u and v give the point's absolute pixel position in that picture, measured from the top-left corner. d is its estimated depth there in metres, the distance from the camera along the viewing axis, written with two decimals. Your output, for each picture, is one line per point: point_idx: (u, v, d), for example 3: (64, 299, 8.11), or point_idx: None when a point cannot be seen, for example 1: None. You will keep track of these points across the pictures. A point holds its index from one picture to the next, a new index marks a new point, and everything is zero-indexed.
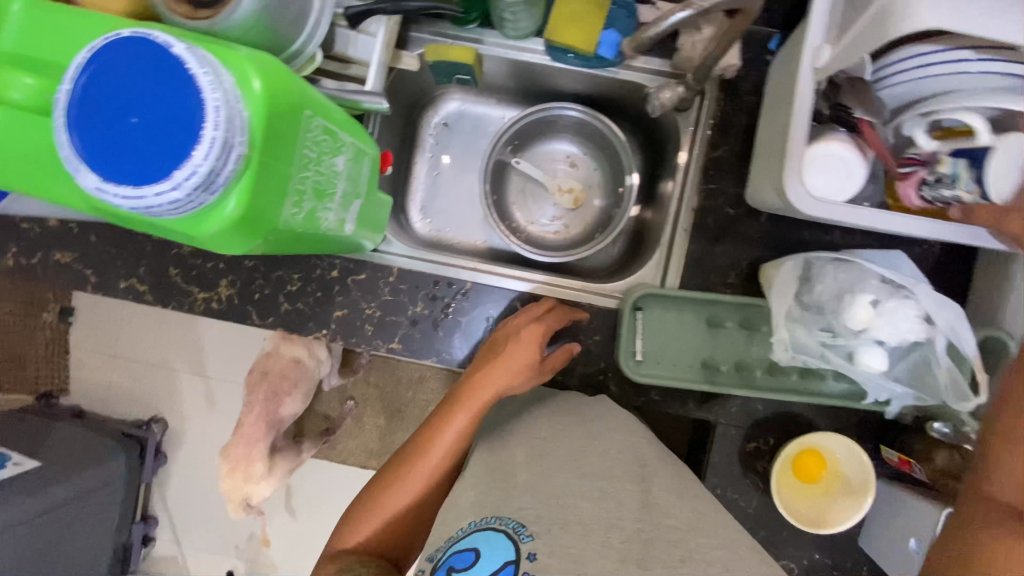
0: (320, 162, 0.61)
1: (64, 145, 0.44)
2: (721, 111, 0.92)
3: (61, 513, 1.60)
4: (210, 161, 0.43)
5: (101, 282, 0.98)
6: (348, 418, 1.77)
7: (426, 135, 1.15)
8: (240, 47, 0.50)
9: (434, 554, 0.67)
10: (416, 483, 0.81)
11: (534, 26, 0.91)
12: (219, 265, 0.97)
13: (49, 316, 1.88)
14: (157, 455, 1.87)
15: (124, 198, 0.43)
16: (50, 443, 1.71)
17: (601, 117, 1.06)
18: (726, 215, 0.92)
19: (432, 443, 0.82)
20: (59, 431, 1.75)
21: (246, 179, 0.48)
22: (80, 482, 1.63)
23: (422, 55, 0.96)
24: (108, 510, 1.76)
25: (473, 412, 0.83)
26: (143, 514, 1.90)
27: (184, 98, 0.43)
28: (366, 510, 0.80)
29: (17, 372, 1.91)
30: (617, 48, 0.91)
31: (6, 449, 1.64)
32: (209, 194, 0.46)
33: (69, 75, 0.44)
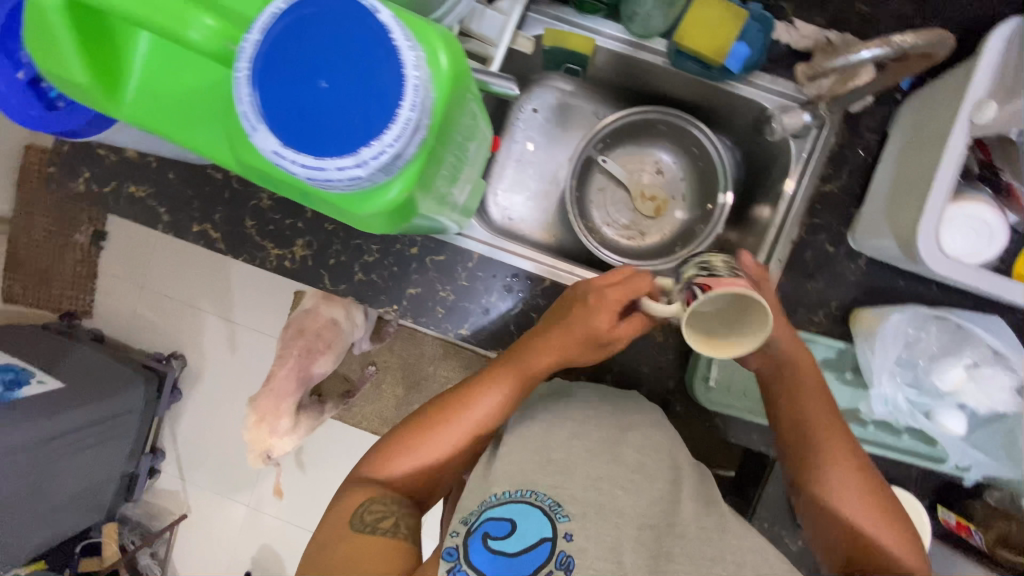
0: (460, 146, 0.58)
1: (244, 99, 0.40)
2: (838, 146, 0.88)
3: (70, 439, 1.52)
4: (401, 144, 0.40)
5: (172, 221, 0.95)
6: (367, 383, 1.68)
7: (516, 118, 1.11)
8: (426, 19, 0.46)
9: (468, 518, 0.68)
10: (453, 434, 0.78)
11: (664, 26, 0.86)
12: (298, 224, 0.94)
13: (81, 238, 1.74)
14: (174, 391, 1.80)
15: (304, 167, 0.40)
16: (70, 361, 1.62)
17: (703, 128, 1.01)
18: (825, 252, 0.90)
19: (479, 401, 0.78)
20: (78, 354, 1.65)
21: (418, 163, 0.45)
22: (94, 409, 1.54)
23: (538, 38, 0.91)
24: (120, 440, 1.70)
25: (523, 375, 0.78)
26: (152, 446, 1.84)
27: (382, 71, 0.40)
28: (397, 448, 0.78)
29: (39, 288, 1.79)
30: (744, 63, 0.87)
31: (25, 363, 1.54)
32: (384, 176, 0.43)
33: (259, 22, 0.40)
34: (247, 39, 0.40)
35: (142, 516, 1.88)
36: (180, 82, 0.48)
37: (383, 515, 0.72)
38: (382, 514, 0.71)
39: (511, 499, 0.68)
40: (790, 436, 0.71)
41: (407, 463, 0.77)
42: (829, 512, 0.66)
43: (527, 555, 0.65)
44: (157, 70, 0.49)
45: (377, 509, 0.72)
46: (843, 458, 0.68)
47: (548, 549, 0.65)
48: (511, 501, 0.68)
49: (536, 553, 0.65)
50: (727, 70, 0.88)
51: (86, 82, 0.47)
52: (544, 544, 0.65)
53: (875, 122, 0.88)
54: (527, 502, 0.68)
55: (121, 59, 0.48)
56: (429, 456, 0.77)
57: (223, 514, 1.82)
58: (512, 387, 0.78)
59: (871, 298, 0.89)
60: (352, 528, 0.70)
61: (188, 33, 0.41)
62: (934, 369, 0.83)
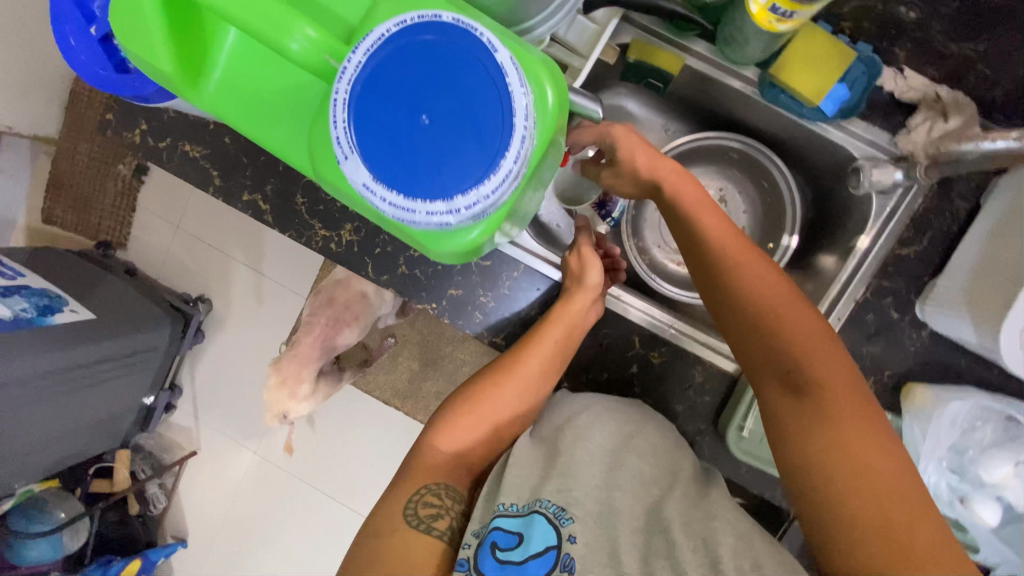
0: (541, 175, 0.56)
1: (339, 124, 0.38)
2: (924, 209, 0.83)
3: (91, 370, 1.44)
4: (497, 196, 0.38)
5: (223, 186, 0.93)
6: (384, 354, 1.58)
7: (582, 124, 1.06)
8: (537, 51, 0.43)
9: (479, 531, 0.70)
10: (491, 405, 0.85)
11: (761, 56, 0.80)
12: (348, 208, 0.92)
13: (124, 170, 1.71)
14: (197, 333, 1.77)
15: (392, 206, 0.38)
16: (98, 291, 1.55)
17: (779, 165, 0.95)
18: (889, 317, 0.85)
19: (510, 371, 0.85)
20: (110, 283, 1.60)
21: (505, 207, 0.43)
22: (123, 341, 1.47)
23: (624, 48, 0.86)
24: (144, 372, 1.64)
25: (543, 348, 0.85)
26: (171, 383, 1.82)
27: (490, 114, 0.37)
28: (442, 425, 0.83)
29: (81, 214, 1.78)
30: (838, 107, 0.81)
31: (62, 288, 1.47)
32: (473, 221, 0.41)
33: (365, 43, 0.37)
34: (351, 60, 0.37)
35: (153, 448, 1.88)
36: (266, 81, 0.46)
37: (437, 512, 0.75)
38: (435, 508, 0.75)
39: (519, 511, 0.71)
40: (782, 401, 0.64)
41: (452, 441, 0.82)
42: (813, 472, 0.60)
43: (533, 562, 0.67)
44: (244, 65, 0.46)
45: (432, 501, 0.76)
46: (847, 393, 0.61)
47: (553, 555, 0.68)
48: (519, 513, 0.71)
49: (542, 561, 0.67)
50: (819, 111, 0.82)
51: (170, 70, 0.44)
52: (549, 551, 0.68)
53: (969, 189, 0.82)
54: (532, 510, 0.71)
55: (206, 49, 0.45)
56: (471, 428, 0.83)
57: (234, 458, 1.83)
58: (537, 356, 0.85)
59: (928, 372, 0.85)
60: (406, 521, 0.72)
61: (287, 43, 0.37)
62: (984, 460, 0.81)
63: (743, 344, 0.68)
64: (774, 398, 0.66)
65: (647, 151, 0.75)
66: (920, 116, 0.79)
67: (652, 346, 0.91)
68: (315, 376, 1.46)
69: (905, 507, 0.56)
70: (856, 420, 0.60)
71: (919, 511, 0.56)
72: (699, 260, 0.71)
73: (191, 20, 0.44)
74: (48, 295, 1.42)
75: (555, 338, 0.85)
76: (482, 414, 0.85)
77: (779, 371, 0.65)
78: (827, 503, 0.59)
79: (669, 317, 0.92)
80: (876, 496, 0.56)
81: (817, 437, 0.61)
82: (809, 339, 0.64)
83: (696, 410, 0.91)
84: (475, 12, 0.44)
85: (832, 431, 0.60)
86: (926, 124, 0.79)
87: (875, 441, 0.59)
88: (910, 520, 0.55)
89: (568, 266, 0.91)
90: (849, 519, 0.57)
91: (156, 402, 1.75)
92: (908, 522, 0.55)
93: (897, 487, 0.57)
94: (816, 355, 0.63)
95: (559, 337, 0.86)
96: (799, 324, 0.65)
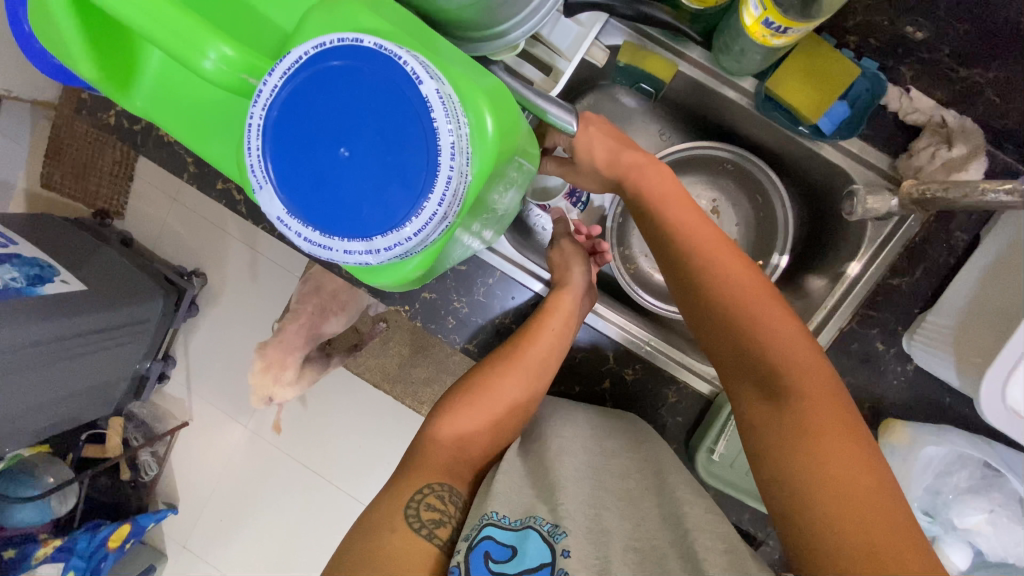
0: (499, 199, 0.53)
1: (253, 153, 0.35)
2: (919, 238, 0.79)
3: (82, 342, 1.28)
4: (421, 237, 0.35)
5: (198, 174, 0.90)
6: (376, 340, 1.43)
7: None
8: (476, 77, 0.40)
9: (468, 534, 0.62)
10: (491, 402, 0.78)
11: (759, 68, 0.76)
12: None
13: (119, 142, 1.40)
14: (191, 307, 1.57)
15: (310, 241, 0.36)
16: (93, 261, 1.37)
17: (774, 180, 0.91)
18: (874, 348, 0.81)
19: (508, 364, 0.80)
20: (102, 256, 1.40)
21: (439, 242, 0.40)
22: (114, 316, 1.30)
23: (613, 51, 0.81)
24: (136, 344, 1.45)
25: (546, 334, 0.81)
26: (164, 352, 1.62)
27: (413, 150, 0.34)
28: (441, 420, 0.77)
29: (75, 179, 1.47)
30: (838, 125, 0.77)
31: (44, 258, 1.27)
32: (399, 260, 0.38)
33: (280, 67, 0.34)
34: (265, 84, 0.34)
35: (147, 416, 1.68)
36: (197, 90, 0.44)
37: (440, 517, 0.67)
38: (437, 511, 0.67)
39: (512, 524, 0.63)
40: (761, 393, 0.61)
41: (451, 437, 0.75)
42: (801, 467, 0.55)
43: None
44: (174, 76, 0.44)
45: (433, 503, 0.68)
46: (821, 389, 0.59)
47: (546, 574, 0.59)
48: (512, 527, 0.63)
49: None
50: (817, 130, 0.78)
51: (95, 74, 0.42)
52: (542, 569, 0.59)
53: (970, 220, 0.77)
54: (526, 526, 0.63)
55: (133, 59, 0.43)
56: (471, 424, 0.77)
57: (200, 450, 1.68)
58: (536, 347, 0.80)
59: (912, 407, 0.82)
60: (406, 523, 0.64)
61: (200, 62, 0.35)
62: (958, 505, 0.79)
63: (715, 336, 0.66)
64: (750, 388, 0.63)
65: (607, 145, 0.72)
66: (922, 140, 0.75)
67: (627, 360, 0.88)
68: (301, 363, 1.44)
69: (882, 512, 0.52)
70: (828, 419, 0.57)
71: (896, 516, 0.52)
72: (668, 255, 0.69)
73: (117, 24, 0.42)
74: (39, 263, 1.25)
75: (555, 328, 0.81)
76: (482, 409, 0.78)
77: (750, 368, 0.62)
78: (798, 504, 0.55)
79: (645, 334, 0.89)
80: (845, 499, 0.52)
81: (787, 437, 0.58)
82: (782, 335, 0.62)
83: (667, 428, 0.90)
84: (419, 30, 0.41)
85: (802, 432, 0.57)
86: (928, 149, 0.74)
87: (848, 441, 0.56)
88: (885, 525, 0.51)
89: (551, 263, 0.89)
90: (819, 521, 0.53)
91: (150, 373, 1.57)
92: (884, 526, 0.51)
93: (873, 493, 0.53)
94: (787, 350, 0.61)
95: (560, 326, 0.82)
96: (771, 317, 0.62)
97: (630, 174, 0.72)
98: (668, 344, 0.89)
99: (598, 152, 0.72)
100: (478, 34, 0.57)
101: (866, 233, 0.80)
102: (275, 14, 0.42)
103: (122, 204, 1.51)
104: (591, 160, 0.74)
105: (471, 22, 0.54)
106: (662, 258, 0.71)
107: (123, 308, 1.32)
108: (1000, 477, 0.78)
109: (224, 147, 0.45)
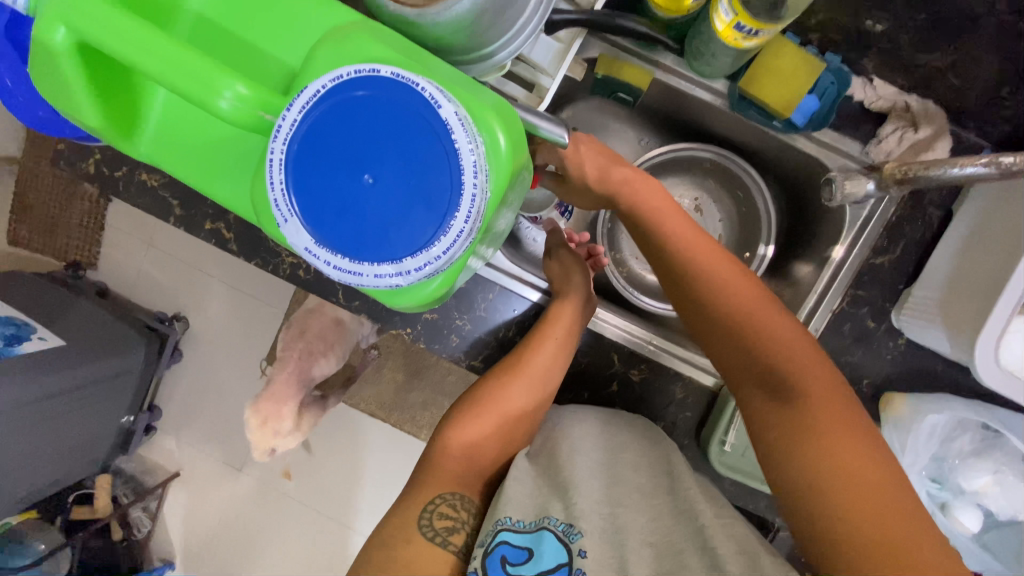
0: (508, 211, 0.54)
1: (276, 186, 0.36)
2: (896, 218, 0.83)
3: (64, 400, 1.23)
4: (448, 255, 0.36)
5: (184, 215, 0.89)
6: (368, 367, 1.42)
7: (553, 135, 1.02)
8: (482, 95, 0.41)
9: (484, 540, 0.62)
10: (496, 413, 0.77)
11: (731, 70, 0.79)
12: None
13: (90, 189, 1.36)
14: (174, 353, 1.53)
15: (339, 269, 0.37)
16: (68, 316, 1.32)
17: (753, 174, 0.95)
18: (865, 326, 0.84)
19: (511, 375, 0.79)
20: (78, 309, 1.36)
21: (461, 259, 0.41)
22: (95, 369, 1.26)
23: (591, 64, 0.84)
24: (120, 396, 1.40)
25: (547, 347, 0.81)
26: (149, 403, 1.56)
27: (436, 174, 0.35)
28: (448, 431, 0.75)
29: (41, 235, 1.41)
30: (811, 117, 0.80)
31: (19, 316, 1.23)
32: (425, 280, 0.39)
33: (300, 101, 0.35)
34: (285, 117, 0.35)
35: (135, 471, 1.62)
36: (205, 132, 0.44)
37: (453, 525, 0.67)
38: (451, 519, 0.67)
39: (526, 526, 0.63)
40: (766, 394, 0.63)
41: (460, 448, 0.74)
42: (809, 465, 0.57)
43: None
44: (179, 118, 0.44)
45: (446, 512, 0.68)
46: (823, 390, 0.60)
47: (564, 574, 0.60)
48: (527, 529, 0.63)
49: None
50: (790, 123, 0.81)
51: (99, 121, 0.42)
52: (559, 569, 0.61)
53: (940, 196, 0.82)
54: (540, 527, 0.63)
55: (136, 104, 0.43)
56: (480, 435, 0.75)
57: (194, 503, 1.62)
58: (539, 355, 0.80)
59: (907, 378, 0.85)
60: (420, 533, 0.65)
61: (216, 101, 0.36)
62: (964, 469, 0.82)
63: (717, 340, 0.68)
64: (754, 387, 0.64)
65: (597, 162, 0.74)
66: (889, 125, 0.80)
67: (633, 362, 0.90)
68: (297, 410, 1.39)
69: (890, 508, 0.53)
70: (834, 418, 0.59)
71: (905, 510, 0.53)
72: (663, 265, 0.71)
73: (119, 71, 0.42)
74: (16, 322, 1.20)
75: (556, 334, 0.81)
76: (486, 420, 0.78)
77: (754, 372, 0.64)
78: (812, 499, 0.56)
79: (647, 334, 0.91)
80: (859, 494, 0.54)
81: (795, 436, 0.59)
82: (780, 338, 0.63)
83: (677, 426, 0.91)
84: (424, 56, 0.43)
85: (809, 430, 0.58)
86: (895, 133, 0.79)
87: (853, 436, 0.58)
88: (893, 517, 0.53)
89: (551, 273, 0.90)
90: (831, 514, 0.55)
91: (136, 426, 1.51)
92: (890, 519, 0.52)
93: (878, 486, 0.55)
94: (785, 353, 0.63)
95: (560, 332, 0.82)
96: (770, 323, 0.64)
97: (622, 190, 0.74)
98: (670, 342, 0.91)
99: (588, 169, 0.74)
100: (466, 55, 0.58)
101: (846, 217, 0.83)
102: (282, 54, 0.43)
103: (96, 252, 1.47)
104: (580, 175, 0.76)
105: (461, 43, 0.55)
106: (658, 266, 0.73)
107: (103, 361, 1.28)
108: (1004, 440, 0.81)
109: (237, 184, 0.45)
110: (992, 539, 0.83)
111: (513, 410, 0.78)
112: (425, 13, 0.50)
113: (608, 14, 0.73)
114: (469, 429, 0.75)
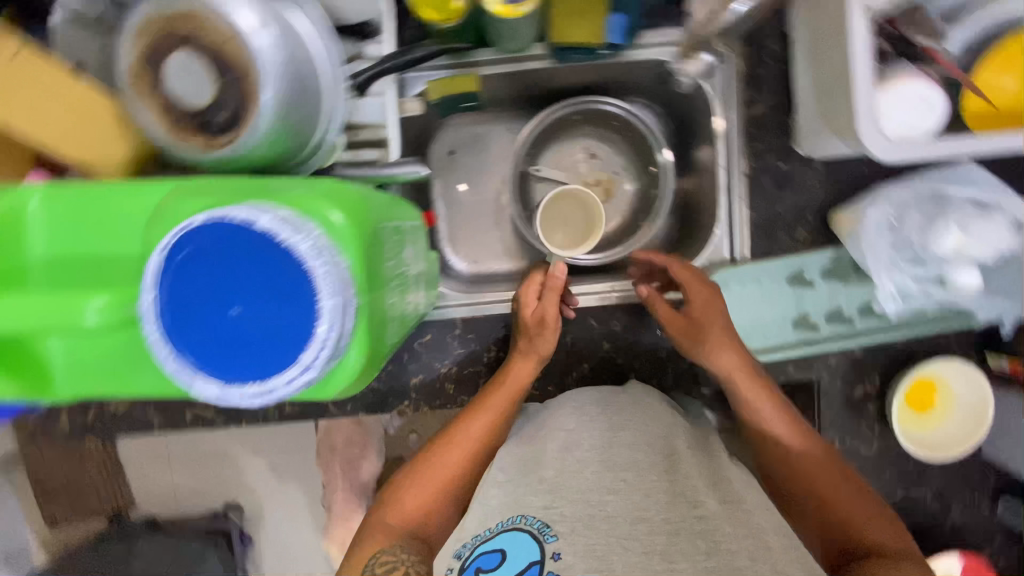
0: (398, 263, 0.58)
1: (168, 361, 0.39)
2: (746, 68, 0.87)
3: None
4: (336, 331, 0.39)
5: (166, 420, 0.93)
6: None
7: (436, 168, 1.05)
8: (303, 185, 0.45)
9: (462, 552, 0.69)
10: (453, 464, 0.76)
11: (535, 32, 0.83)
12: None
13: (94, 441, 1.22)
14: None
15: (253, 397, 0.39)
16: None
17: (617, 101, 0.98)
18: (778, 170, 0.88)
19: (461, 428, 0.79)
20: None
21: (362, 328, 0.44)
22: None
23: (424, 96, 0.88)
24: None
25: (515, 383, 0.82)
26: None
27: (289, 276, 0.39)
28: (395, 491, 0.75)
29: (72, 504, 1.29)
30: (627, 31, 0.83)
31: None
32: (338, 363, 0.42)
33: (148, 280, 0.39)
34: (143, 300, 0.39)
35: None
36: (101, 346, 0.47)
37: (392, 566, 0.65)
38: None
39: (491, 532, 0.70)
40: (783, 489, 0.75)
41: (398, 510, 0.73)
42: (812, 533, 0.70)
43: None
44: (74, 345, 0.47)
45: (386, 560, 0.66)
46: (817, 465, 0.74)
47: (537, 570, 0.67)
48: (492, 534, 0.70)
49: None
50: (613, 45, 0.85)
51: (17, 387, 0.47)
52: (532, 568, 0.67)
53: (769, 31, 0.87)
54: (509, 528, 0.70)
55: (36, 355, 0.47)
56: (424, 494, 0.74)
57: None
58: (490, 405, 0.80)
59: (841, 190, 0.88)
60: None
61: (82, 320, 0.39)
62: (933, 236, 0.82)
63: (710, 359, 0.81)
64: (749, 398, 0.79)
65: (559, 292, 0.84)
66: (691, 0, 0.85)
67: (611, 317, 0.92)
68: None
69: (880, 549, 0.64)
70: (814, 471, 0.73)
71: (888, 523, 0.69)
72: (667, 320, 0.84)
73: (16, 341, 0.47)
74: None
75: (505, 394, 0.81)
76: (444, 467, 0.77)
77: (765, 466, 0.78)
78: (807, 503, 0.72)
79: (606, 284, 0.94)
80: (841, 518, 0.69)
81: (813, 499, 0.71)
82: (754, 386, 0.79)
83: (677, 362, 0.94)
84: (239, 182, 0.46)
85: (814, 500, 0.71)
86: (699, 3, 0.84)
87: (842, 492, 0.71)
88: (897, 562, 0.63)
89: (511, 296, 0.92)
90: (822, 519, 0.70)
91: None
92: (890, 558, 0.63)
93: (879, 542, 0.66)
94: (784, 453, 0.76)
95: (508, 392, 0.81)
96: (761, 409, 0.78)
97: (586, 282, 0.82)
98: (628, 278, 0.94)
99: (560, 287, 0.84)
100: (297, 154, 0.64)
101: (706, 92, 0.88)
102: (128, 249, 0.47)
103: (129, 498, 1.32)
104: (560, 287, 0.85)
105: (285, 150, 0.61)
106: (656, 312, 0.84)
107: None
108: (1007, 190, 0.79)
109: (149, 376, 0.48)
110: (997, 284, 0.83)
111: (461, 463, 0.77)
112: (237, 147, 0.56)
113: (401, 53, 0.77)
114: (417, 484, 0.75)
